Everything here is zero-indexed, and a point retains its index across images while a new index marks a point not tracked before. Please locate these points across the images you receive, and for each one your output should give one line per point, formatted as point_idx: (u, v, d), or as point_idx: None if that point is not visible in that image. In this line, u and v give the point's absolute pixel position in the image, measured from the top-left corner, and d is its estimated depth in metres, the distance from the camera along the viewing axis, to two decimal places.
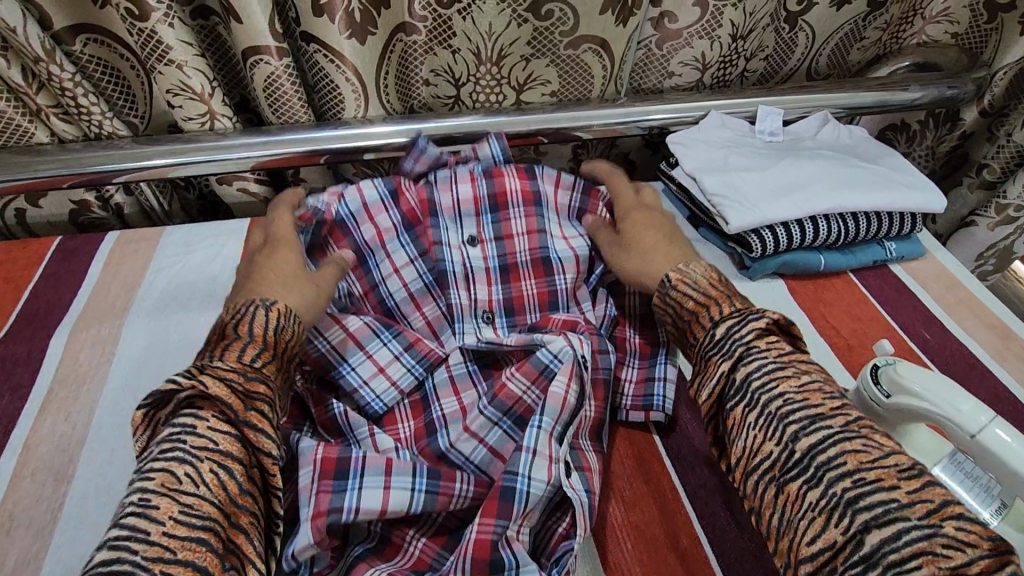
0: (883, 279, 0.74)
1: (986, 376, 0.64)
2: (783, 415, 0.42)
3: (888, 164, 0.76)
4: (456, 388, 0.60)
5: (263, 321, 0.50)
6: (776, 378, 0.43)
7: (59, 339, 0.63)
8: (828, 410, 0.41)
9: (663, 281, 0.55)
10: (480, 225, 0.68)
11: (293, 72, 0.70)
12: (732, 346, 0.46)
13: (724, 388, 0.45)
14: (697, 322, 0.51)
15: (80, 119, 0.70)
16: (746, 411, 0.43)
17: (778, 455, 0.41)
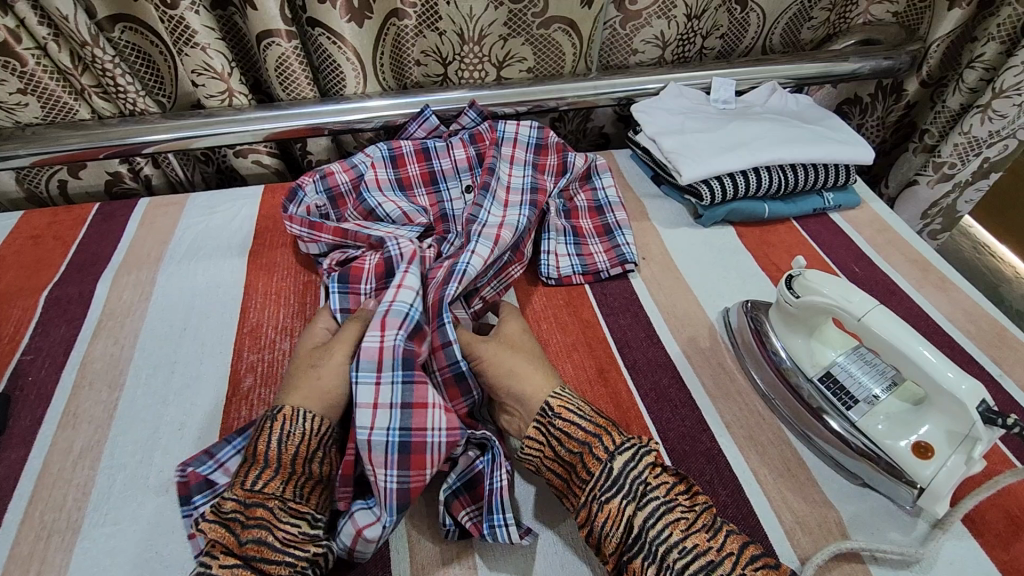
0: (823, 226, 0.84)
1: (904, 299, 0.73)
2: (678, 569, 0.43)
3: (826, 125, 0.86)
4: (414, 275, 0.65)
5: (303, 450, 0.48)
6: (669, 524, 0.45)
7: (105, 282, 0.74)
8: (717, 553, 0.43)
9: (545, 411, 0.52)
10: (473, 177, 0.83)
11: (300, 53, 0.81)
12: (631, 484, 0.47)
13: (623, 535, 0.45)
14: (580, 461, 0.49)
15: (117, 97, 0.81)
16: (644, 566, 0.44)
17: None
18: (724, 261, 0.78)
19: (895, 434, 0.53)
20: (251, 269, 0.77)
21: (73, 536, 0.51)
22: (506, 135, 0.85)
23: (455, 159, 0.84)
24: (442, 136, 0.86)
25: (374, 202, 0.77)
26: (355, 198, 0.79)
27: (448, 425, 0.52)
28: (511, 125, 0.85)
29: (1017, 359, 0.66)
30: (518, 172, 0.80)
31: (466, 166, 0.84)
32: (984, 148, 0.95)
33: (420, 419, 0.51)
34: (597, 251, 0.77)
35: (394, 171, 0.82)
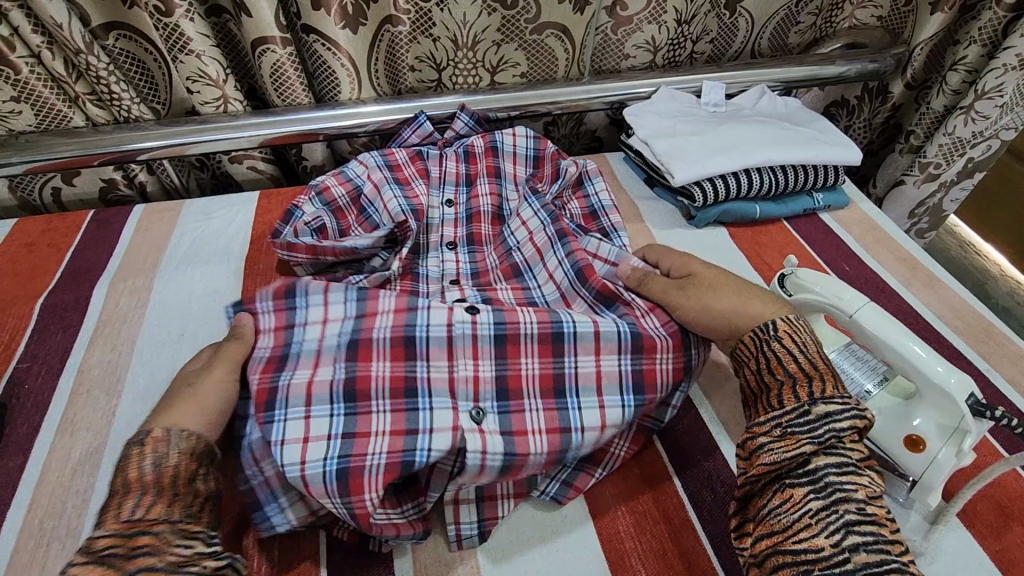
0: (813, 226, 0.85)
1: (894, 297, 0.74)
2: (849, 521, 0.42)
3: (813, 127, 0.88)
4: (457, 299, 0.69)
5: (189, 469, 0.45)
6: (853, 483, 0.44)
7: (100, 289, 0.74)
8: (888, 531, 0.43)
9: (764, 330, 0.53)
10: (457, 192, 0.83)
11: (295, 59, 0.81)
12: (823, 430, 0.46)
13: (784, 471, 0.46)
14: (789, 387, 0.50)
15: (111, 105, 0.81)
16: (810, 497, 0.44)
17: (828, 555, 0.41)
18: (717, 261, 0.79)
19: (888, 429, 0.53)
20: (249, 275, 0.77)
21: (73, 543, 0.51)
22: (504, 148, 0.87)
23: (444, 171, 0.85)
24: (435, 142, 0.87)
25: (378, 213, 0.78)
26: (358, 208, 0.80)
27: (392, 447, 0.49)
28: (508, 137, 0.88)
29: (1004, 354, 0.67)
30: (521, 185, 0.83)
31: (453, 180, 0.84)
32: (968, 149, 0.97)
33: (523, 445, 0.52)
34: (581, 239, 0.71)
35: (391, 173, 0.83)
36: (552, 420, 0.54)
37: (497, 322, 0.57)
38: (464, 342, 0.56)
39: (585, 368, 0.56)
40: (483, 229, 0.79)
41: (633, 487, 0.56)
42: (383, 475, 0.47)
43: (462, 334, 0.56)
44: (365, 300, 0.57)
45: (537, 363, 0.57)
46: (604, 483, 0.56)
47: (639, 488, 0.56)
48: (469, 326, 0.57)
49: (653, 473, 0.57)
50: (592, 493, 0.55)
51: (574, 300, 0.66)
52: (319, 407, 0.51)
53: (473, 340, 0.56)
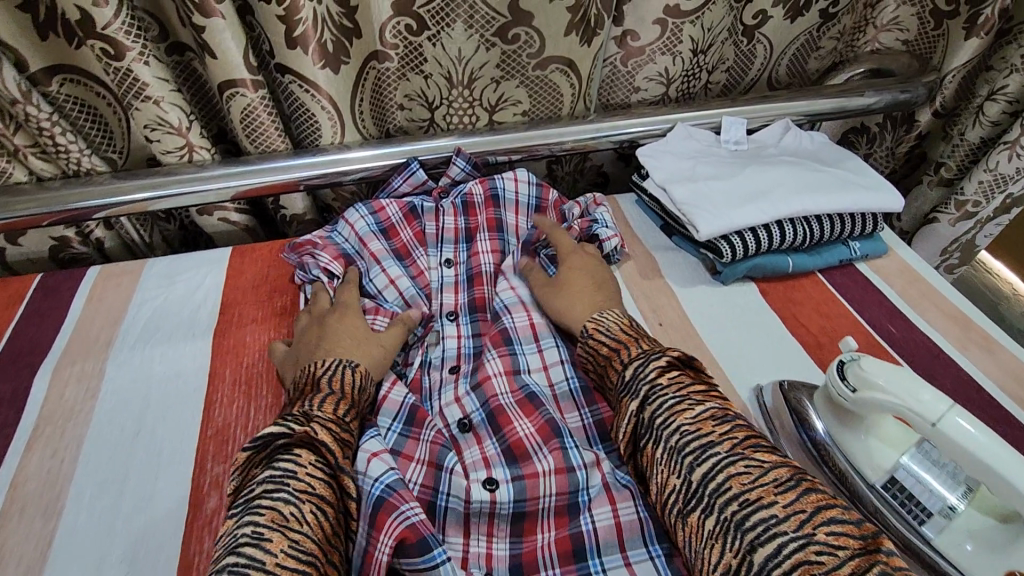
0: (850, 279, 0.77)
1: (950, 366, 0.66)
2: (681, 448, 0.46)
3: (846, 168, 0.80)
4: (459, 402, 0.62)
5: (348, 379, 0.56)
6: (675, 413, 0.48)
7: (44, 376, 0.64)
8: (718, 435, 0.46)
9: (580, 332, 0.61)
10: (456, 250, 0.75)
11: (269, 103, 0.72)
12: (639, 385, 0.51)
13: (635, 427, 0.50)
14: (612, 365, 0.56)
15: (58, 157, 0.71)
16: (654, 447, 0.48)
17: (681, 485, 0.45)
18: (749, 325, 0.70)
19: (983, 560, 0.45)
20: (217, 352, 0.67)
21: None
22: (505, 197, 0.78)
23: (443, 226, 0.76)
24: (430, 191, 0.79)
25: (376, 283, 0.71)
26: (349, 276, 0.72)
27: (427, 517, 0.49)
28: (509, 182, 0.79)
29: None
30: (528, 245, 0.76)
31: (452, 237, 0.76)
32: (1010, 185, 0.90)
33: None
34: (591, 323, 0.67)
35: (387, 241, 0.74)
36: None
37: (517, 494, 0.53)
38: (480, 518, 0.53)
39: (603, 527, 0.52)
40: (485, 293, 0.72)
41: None
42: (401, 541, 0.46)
43: (479, 511, 0.53)
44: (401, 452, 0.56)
45: (549, 533, 0.53)
46: None
47: None
48: (487, 505, 0.53)
49: None
50: None
51: (570, 409, 0.61)
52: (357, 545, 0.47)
53: (489, 517, 0.53)
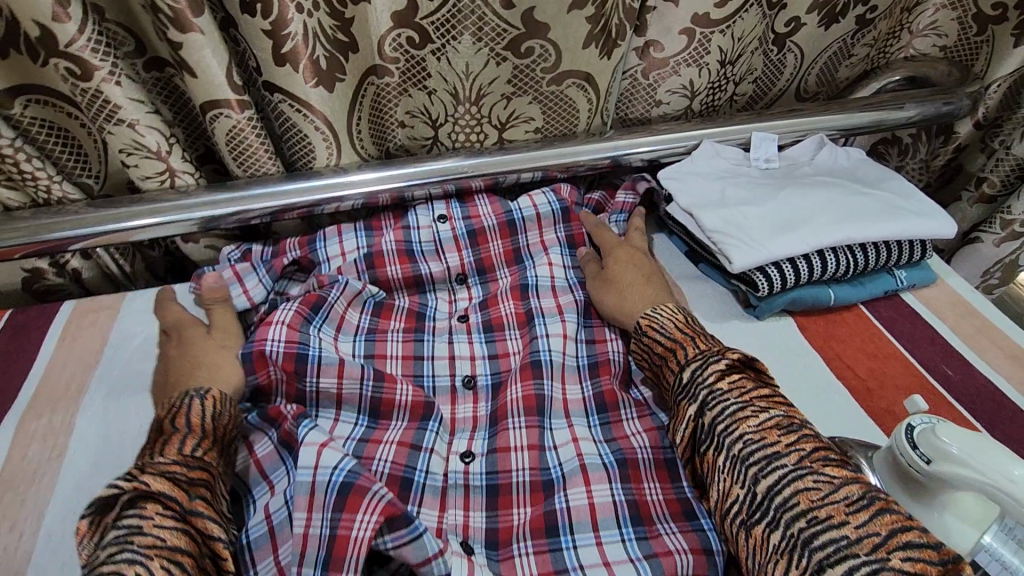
0: (897, 311, 0.70)
1: (1016, 414, 0.60)
2: (745, 458, 0.44)
3: (891, 188, 0.73)
4: (450, 359, 0.63)
5: (199, 411, 0.48)
6: (737, 420, 0.46)
7: (6, 431, 0.57)
8: (784, 446, 0.44)
9: (635, 329, 0.57)
10: (455, 239, 0.73)
11: (257, 123, 0.65)
12: (697, 389, 0.49)
13: (694, 432, 0.49)
14: (667, 366, 0.53)
15: (26, 185, 0.64)
16: (715, 456, 0.46)
17: (744, 497, 0.43)
18: (789, 366, 0.63)
19: None
20: None
21: None
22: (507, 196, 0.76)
23: (440, 238, 0.73)
24: (424, 207, 0.76)
25: (352, 284, 0.65)
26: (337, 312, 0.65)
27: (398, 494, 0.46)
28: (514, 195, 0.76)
29: None
30: (549, 221, 0.73)
31: (449, 237, 0.73)
32: None
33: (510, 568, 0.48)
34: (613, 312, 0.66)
35: (370, 269, 0.68)
36: (545, 563, 0.47)
37: (489, 468, 0.54)
38: (456, 492, 0.53)
39: (578, 505, 0.50)
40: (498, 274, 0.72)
41: None
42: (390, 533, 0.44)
43: (454, 483, 0.54)
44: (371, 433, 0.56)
45: (525, 508, 0.51)
46: None
47: None
48: (461, 476, 0.54)
49: None
50: None
51: (574, 381, 0.60)
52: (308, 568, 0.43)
53: (464, 490, 0.53)
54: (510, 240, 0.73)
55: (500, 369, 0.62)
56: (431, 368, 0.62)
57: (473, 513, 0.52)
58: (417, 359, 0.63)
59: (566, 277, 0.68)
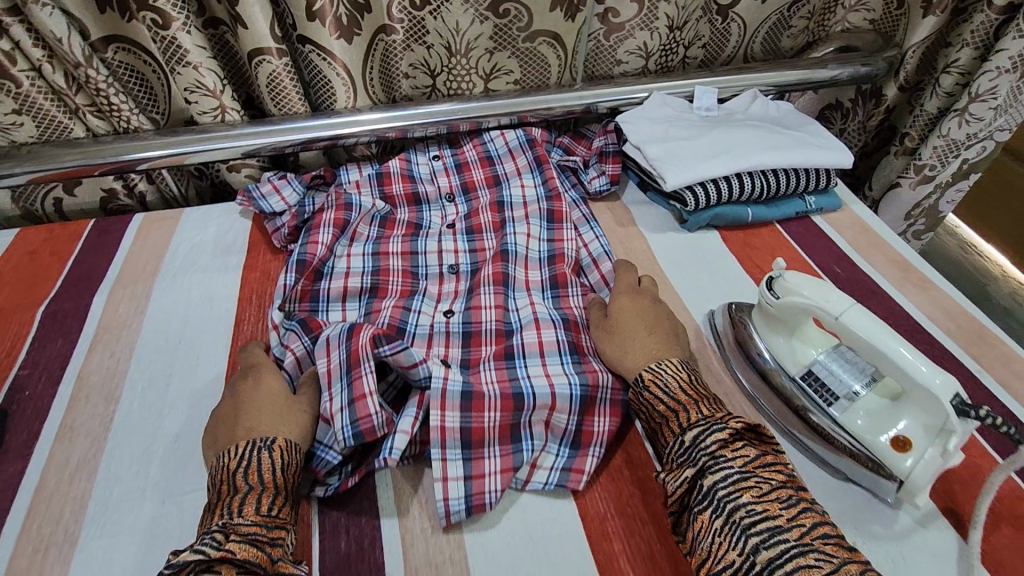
0: (805, 228, 0.86)
1: (884, 299, 0.75)
2: (744, 525, 0.45)
3: (805, 130, 0.89)
4: (439, 253, 0.80)
5: (268, 464, 0.50)
6: (740, 488, 0.46)
7: (101, 296, 0.75)
8: (786, 520, 0.44)
9: (635, 381, 0.58)
10: (450, 177, 0.92)
11: (291, 69, 0.83)
12: (697, 454, 0.49)
13: (688, 491, 0.49)
14: (668, 425, 0.54)
15: (111, 115, 0.82)
16: (712, 517, 0.46)
17: (739, 565, 0.43)
18: (708, 264, 0.80)
19: (874, 430, 0.54)
20: (245, 282, 0.78)
21: (71, 549, 0.52)
22: (490, 138, 0.95)
23: (436, 172, 0.93)
24: (425, 150, 0.95)
25: (364, 205, 0.82)
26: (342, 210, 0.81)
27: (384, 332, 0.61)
28: (497, 140, 0.94)
29: (997, 356, 0.68)
30: (523, 159, 0.91)
31: (444, 172, 0.93)
32: (962, 150, 0.98)
33: (477, 377, 0.62)
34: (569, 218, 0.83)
35: (379, 188, 0.87)
36: (503, 375, 0.62)
37: (466, 320, 0.70)
38: (439, 336, 0.69)
39: (531, 342, 0.66)
40: (479, 196, 0.89)
41: (622, 487, 0.57)
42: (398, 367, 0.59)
43: (436, 333, 0.69)
44: (370, 310, 0.71)
45: (491, 344, 0.67)
46: (594, 483, 0.58)
47: (627, 488, 0.57)
48: (444, 325, 0.70)
49: (641, 472, 0.58)
50: (582, 492, 0.57)
51: (535, 268, 0.77)
52: (336, 385, 0.58)
53: (445, 335, 0.69)
54: (490, 172, 0.91)
55: (476, 259, 0.79)
56: (424, 261, 0.79)
57: (452, 349, 0.68)
58: (413, 251, 0.80)
59: (536, 193, 0.85)
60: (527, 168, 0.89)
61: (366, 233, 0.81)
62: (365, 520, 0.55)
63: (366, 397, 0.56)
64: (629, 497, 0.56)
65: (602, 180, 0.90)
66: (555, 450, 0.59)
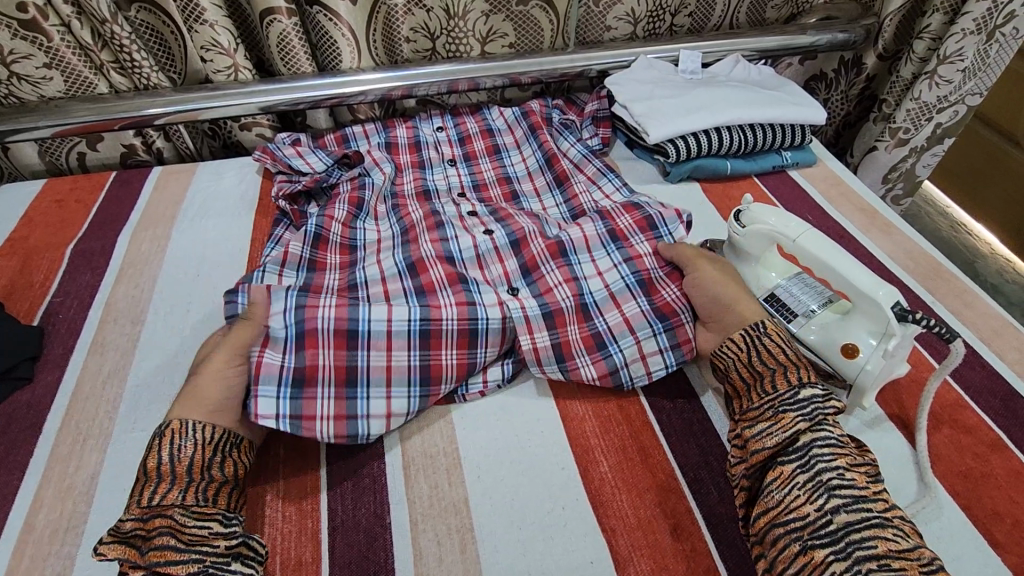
0: (782, 181, 0.92)
1: (852, 242, 0.80)
2: (829, 486, 0.44)
3: (782, 91, 0.95)
4: (464, 206, 0.82)
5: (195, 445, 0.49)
6: (837, 454, 0.46)
7: (124, 237, 0.81)
8: (871, 493, 0.44)
9: (759, 325, 0.56)
10: (454, 150, 0.96)
11: (300, 29, 0.88)
12: (812, 410, 0.49)
13: (780, 446, 0.48)
14: (764, 378, 0.52)
15: (132, 72, 0.88)
16: (796, 470, 0.46)
17: (813, 520, 0.43)
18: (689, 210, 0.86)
19: (827, 341, 0.59)
20: (257, 226, 0.84)
21: (105, 441, 0.58)
22: (490, 116, 1.01)
23: (440, 141, 0.97)
24: (429, 119, 1.01)
25: (375, 184, 0.84)
26: (354, 180, 0.86)
27: (460, 314, 0.61)
28: (497, 119, 1.00)
29: (949, 289, 0.73)
30: (521, 132, 0.96)
31: (448, 144, 0.97)
32: (934, 113, 1.03)
33: (551, 296, 0.66)
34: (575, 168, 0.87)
35: (388, 155, 0.92)
36: (575, 287, 0.67)
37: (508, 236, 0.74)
38: (489, 254, 0.73)
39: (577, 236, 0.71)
40: (483, 167, 0.92)
41: (600, 395, 0.63)
42: (450, 357, 0.60)
43: (483, 254, 0.72)
44: (410, 257, 0.69)
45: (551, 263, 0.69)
46: (574, 392, 0.63)
47: (604, 396, 0.63)
48: (489, 246, 0.73)
49: (618, 382, 0.64)
50: (563, 399, 0.62)
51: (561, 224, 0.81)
52: (398, 355, 0.59)
53: (494, 251, 0.73)
54: (495, 146, 0.95)
55: (493, 205, 0.82)
56: (444, 206, 0.81)
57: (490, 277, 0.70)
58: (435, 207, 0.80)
59: (536, 163, 0.91)
60: (523, 141, 0.95)
61: (382, 200, 0.83)
62: None
63: (442, 390, 0.60)
64: (604, 404, 0.62)
65: (593, 143, 0.94)
66: (653, 333, 0.63)
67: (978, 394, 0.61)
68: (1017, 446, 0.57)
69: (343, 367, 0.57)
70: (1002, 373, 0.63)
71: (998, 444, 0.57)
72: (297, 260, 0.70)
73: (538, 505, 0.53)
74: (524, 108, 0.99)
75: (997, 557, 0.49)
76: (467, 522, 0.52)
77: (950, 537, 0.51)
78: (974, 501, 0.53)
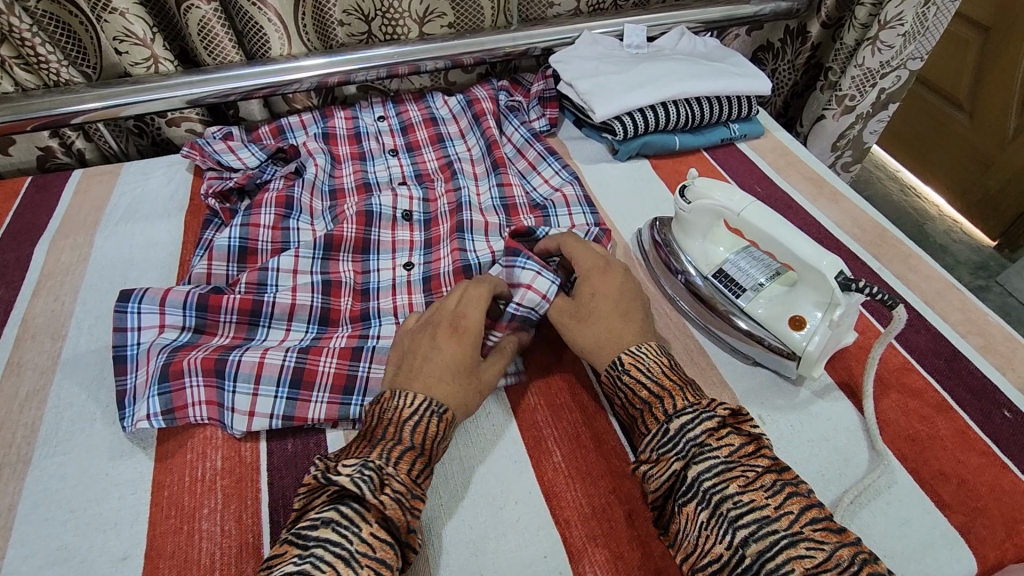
0: (730, 154, 0.91)
1: (800, 213, 0.80)
2: (732, 518, 0.42)
3: (727, 62, 0.94)
4: (398, 198, 0.79)
5: (430, 430, 0.49)
6: (726, 478, 0.44)
7: (42, 247, 0.76)
8: (775, 510, 0.42)
9: (614, 363, 0.53)
10: (396, 139, 0.92)
11: (222, 16, 0.83)
12: (684, 444, 0.46)
13: (674, 483, 0.46)
14: (649, 413, 0.50)
15: (40, 68, 0.82)
16: (698, 509, 0.44)
17: (727, 559, 0.41)
18: (640, 188, 0.84)
19: (774, 314, 0.59)
20: (189, 227, 0.79)
21: (24, 468, 0.54)
22: (433, 104, 0.98)
23: (381, 129, 0.93)
24: (369, 107, 0.97)
25: (307, 178, 0.79)
26: (290, 178, 0.81)
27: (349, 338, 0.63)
28: (441, 109, 0.97)
29: (895, 254, 0.74)
30: (464, 120, 0.93)
31: (388, 132, 0.93)
32: (878, 79, 1.04)
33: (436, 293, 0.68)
34: (512, 162, 0.86)
35: (326, 146, 0.88)
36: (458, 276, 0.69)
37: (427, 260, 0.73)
38: (402, 286, 0.70)
39: (482, 250, 0.71)
40: (426, 157, 0.89)
41: (552, 384, 0.61)
42: (332, 389, 0.58)
43: (399, 283, 0.71)
44: (329, 300, 0.67)
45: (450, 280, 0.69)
46: (524, 384, 0.61)
47: (556, 385, 0.61)
48: (405, 277, 0.71)
49: (569, 369, 0.62)
50: (514, 392, 0.60)
51: (490, 215, 0.77)
52: (267, 386, 0.57)
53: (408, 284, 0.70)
54: (434, 134, 0.92)
55: (428, 205, 0.80)
56: (378, 201, 0.78)
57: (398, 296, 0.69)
58: (370, 211, 0.76)
59: (479, 151, 0.88)
60: (466, 129, 0.92)
61: (314, 193, 0.79)
62: (308, 427, 0.58)
63: (310, 399, 0.57)
64: (556, 393, 0.60)
65: (540, 124, 0.93)
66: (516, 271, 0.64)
67: (923, 356, 0.62)
68: (961, 406, 0.58)
69: (211, 399, 0.56)
70: (945, 334, 0.64)
71: (943, 405, 0.58)
72: (184, 299, 0.62)
73: (490, 501, 0.52)
74: (466, 94, 0.97)
75: (944, 519, 0.50)
76: (417, 524, 0.50)
77: (900, 502, 0.51)
78: (922, 463, 0.54)
